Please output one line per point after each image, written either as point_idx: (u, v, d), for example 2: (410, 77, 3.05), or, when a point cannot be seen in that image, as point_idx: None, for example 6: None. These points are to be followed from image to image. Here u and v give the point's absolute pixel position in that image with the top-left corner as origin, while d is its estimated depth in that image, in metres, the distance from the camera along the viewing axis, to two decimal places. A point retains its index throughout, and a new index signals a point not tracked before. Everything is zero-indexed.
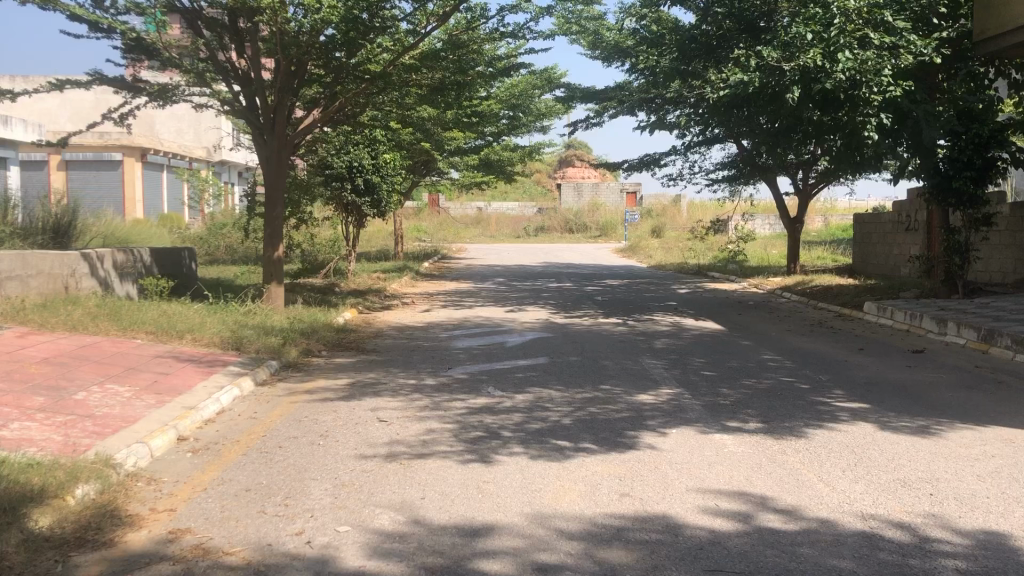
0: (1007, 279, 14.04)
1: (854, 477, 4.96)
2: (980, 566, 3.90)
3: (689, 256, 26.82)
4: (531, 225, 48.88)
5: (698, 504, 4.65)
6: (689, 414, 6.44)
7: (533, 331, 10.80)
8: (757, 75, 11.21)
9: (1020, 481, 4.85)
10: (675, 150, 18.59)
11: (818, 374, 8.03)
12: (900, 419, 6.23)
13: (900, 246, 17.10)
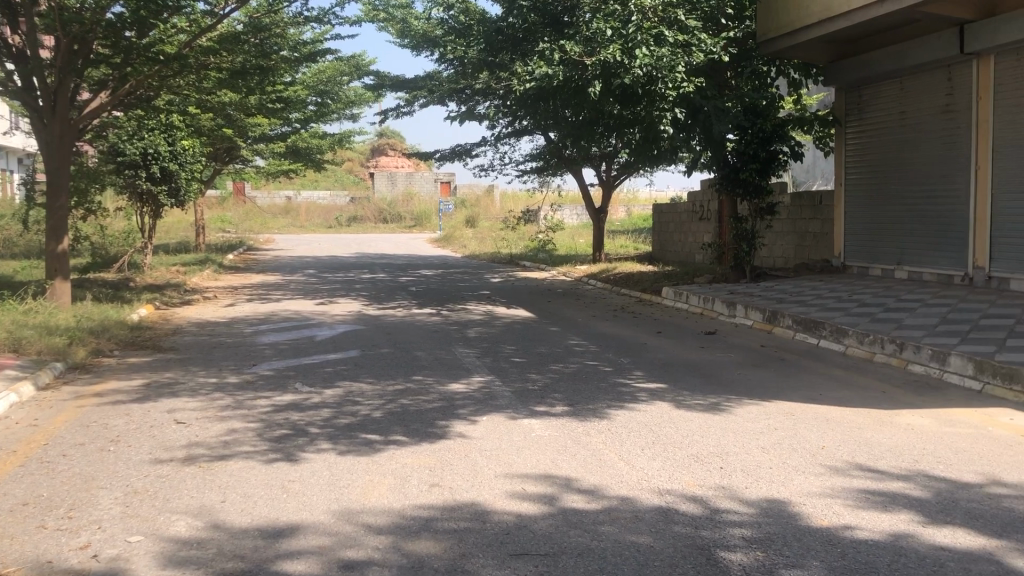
0: (789, 265, 15.30)
1: (652, 455, 5.37)
2: (762, 533, 4.17)
3: (501, 246, 27.33)
4: (345, 215, 48.39)
5: (506, 490, 4.78)
6: (499, 400, 6.79)
7: (343, 323, 10.73)
8: (560, 70, 11.47)
9: (798, 453, 5.41)
10: (486, 141, 18.85)
11: (620, 357, 8.48)
12: (693, 398, 6.84)
13: (694, 234, 18.01)
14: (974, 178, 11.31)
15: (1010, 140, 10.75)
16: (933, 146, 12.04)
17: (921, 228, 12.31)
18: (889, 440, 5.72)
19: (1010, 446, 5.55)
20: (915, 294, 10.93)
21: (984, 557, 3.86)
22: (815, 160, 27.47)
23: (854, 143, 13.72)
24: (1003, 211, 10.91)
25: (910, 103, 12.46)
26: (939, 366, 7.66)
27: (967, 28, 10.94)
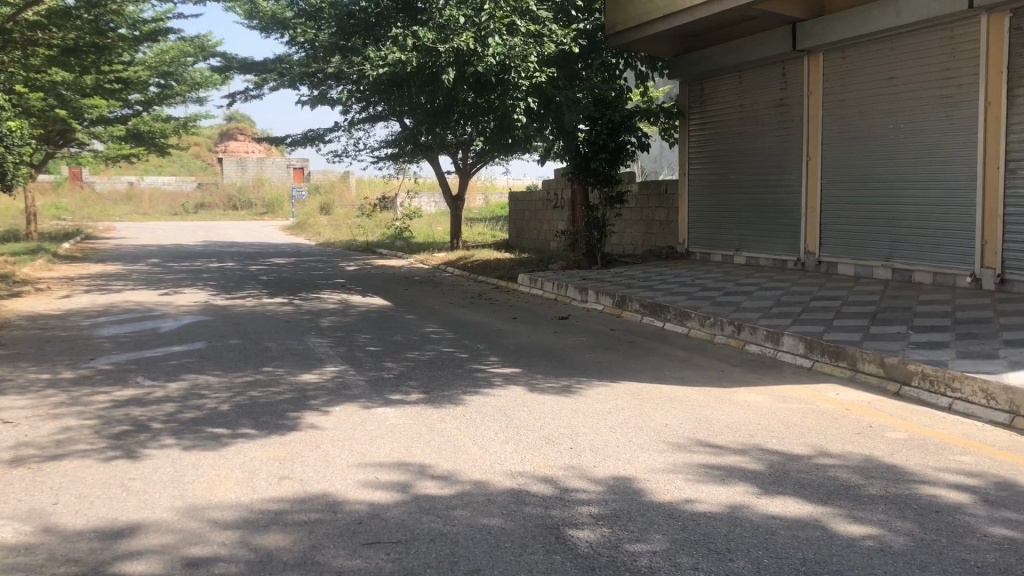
0: (637, 251, 15.86)
1: (504, 439, 5.44)
2: (608, 509, 4.32)
3: (357, 234, 26.99)
4: (191, 202, 46.46)
5: (358, 479, 4.74)
6: (353, 390, 6.72)
7: (189, 314, 10.33)
8: (414, 56, 11.39)
9: (643, 431, 5.61)
10: (340, 126, 18.53)
11: (476, 344, 8.55)
12: (546, 381, 6.98)
13: (549, 222, 18.34)
14: (805, 168, 12.01)
15: (836, 132, 11.48)
16: (769, 137, 12.70)
17: (758, 215, 12.96)
18: (729, 416, 6.02)
19: (834, 419, 5.96)
20: (754, 278, 11.53)
21: (810, 522, 4.14)
22: (662, 150, 28.61)
23: (698, 134, 14.28)
24: (831, 199, 11.64)
25: (748, 96, 13.08)
26: (773, 346, 8.12)
27: (798, 26, 11.57)
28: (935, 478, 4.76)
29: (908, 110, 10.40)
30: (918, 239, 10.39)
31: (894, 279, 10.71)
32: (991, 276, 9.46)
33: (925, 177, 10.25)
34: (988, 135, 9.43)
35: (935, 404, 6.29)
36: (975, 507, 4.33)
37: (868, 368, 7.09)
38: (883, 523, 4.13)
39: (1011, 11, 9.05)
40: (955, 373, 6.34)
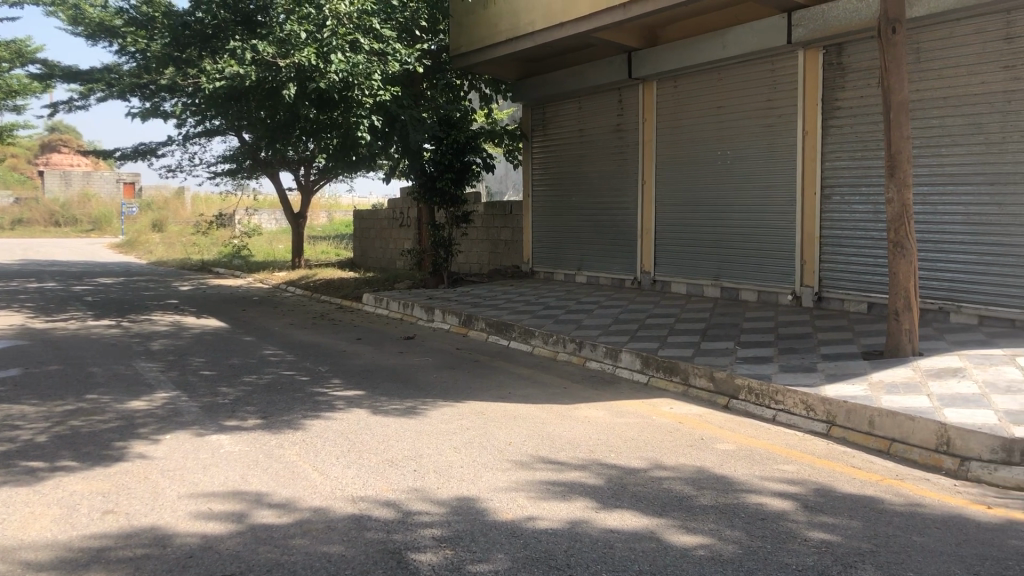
0: (483, 271, 16.01)
1: (346, 463, 5.34)
2: (451, 531, 4.30)
3: (192, 253, 25.89)
4: (6, 217, 43.14)
5: (190, 511, 4.51)
6: (185, 417, 6.40)
7: (3, 338, 9.57)
8: (252, 70, 10.97)
9: (486, 451, 5.63)
10: (174, 140, 17.77)
11: (317, 366, 8.35)
12: (390, 403, 6.90)
13: (394, 241, 18.23)
14: (640, 191, 12.48)
15: (669, 157, 11.99)
16: (607, 160, 13.12)
17: (598, 236, 13.35)
18: (570, 432, 6.14)
19: (669, 432, 6.19)
20: (594, 296, 11.87)
21: (646, 534, 4.27)
22: (506, 171, 29.17)
23: (540, 156, 14.59)
24: (665, 221, 12.14)
25: (588, 121, 13.47)
26: (612, 363, 8.36)
27: (633, 54, 12.05)
28: (760, 486, 5.01)
29: (734, 137, 11.00)
30: (744, 260, 10.97)
31: (723, 297, 11.27)
32: (810, 294, 10.11)
33: (750, 200, 10.86)
34: (805, 163, 10.10)
35: (761, 417, 6.64)
36: (797, 513, 4.59)
37: (700, 382, 7.40)
38: (714, 532, 4.31)
39: (824, 48, 9.76)
40: (778, 386, 6.72)
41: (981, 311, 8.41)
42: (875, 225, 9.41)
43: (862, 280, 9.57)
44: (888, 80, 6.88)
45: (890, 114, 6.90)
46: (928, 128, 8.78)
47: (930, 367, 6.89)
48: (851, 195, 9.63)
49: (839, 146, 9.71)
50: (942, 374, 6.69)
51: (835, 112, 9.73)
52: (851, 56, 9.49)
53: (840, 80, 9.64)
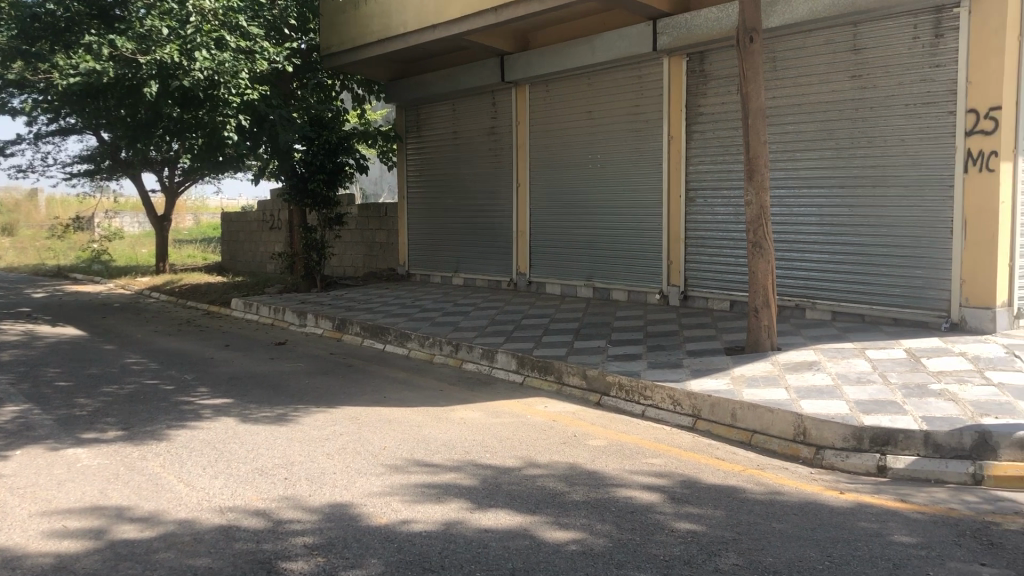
0: (358, 274, 15.83)
1: (214, 474, 5.17)
2: (324, 538, 4.22)
3: (47, 258, 24.51)
4: None
5: (43, 529, 4.28)
6: (37, 431, 6.06)
7: None
8: (110, 66, 10.48)
9: (360, 456, 5.57)
10: (25, 139, 16.77)
11: (183, 374, 8.05)
12: (260, 411, 6.73)
13: (264, 244, 17.78)
14: (514, 193, 12.61)
15: (541, 160, 12.16)
16: (480, 163, 13.19)
17: (472, 238, 13.41)
18: (445, 434, 6.14)
19: (542, 430, 6.27)
20: (470, 298, 11.91)
21: (519, 532, 4.31)
22: (381, 173, 29.05)
23: (414, 158, 14.53)
24: (538, 223, 12.30)
25: (462, 123, 13.50)
26: (488, 364, 8.41)
27: (505, 58, 12.17)
28: (630, 480, 5.15)
29: (603, 141, 11.25)
30: (615, 261, 11.25)
31: (595, 297, 11.52)
32: (677, 293, 10.46)
33: (620, 203, 11.13)
34: (671, 166, 10.43)
35: (631, 412, 6.82)
36: (664, 505, 4.74)
37: (572, 380, 7.54)
38: (586, 527, 4.40)
39: (687, 55, 10.11)
40: (647, 382, 6.92)
41: (833, 307, 8.90)
42: (736, 227, 9.82)
43: (725, 279, 9.96)
44: (747, 87, 7.18)
45: (749, 119, 7.20)
46: (784, 133, 9.22)
47: (787, 361, 7.25)
48: (713, 197, 10.01)
49: (703, 151, 10.07)
50: (798, 367, 7.04)
51: (698, 118, 10.09)
52: (713, 63, 9.86)
53: (703, 87, 10.01)
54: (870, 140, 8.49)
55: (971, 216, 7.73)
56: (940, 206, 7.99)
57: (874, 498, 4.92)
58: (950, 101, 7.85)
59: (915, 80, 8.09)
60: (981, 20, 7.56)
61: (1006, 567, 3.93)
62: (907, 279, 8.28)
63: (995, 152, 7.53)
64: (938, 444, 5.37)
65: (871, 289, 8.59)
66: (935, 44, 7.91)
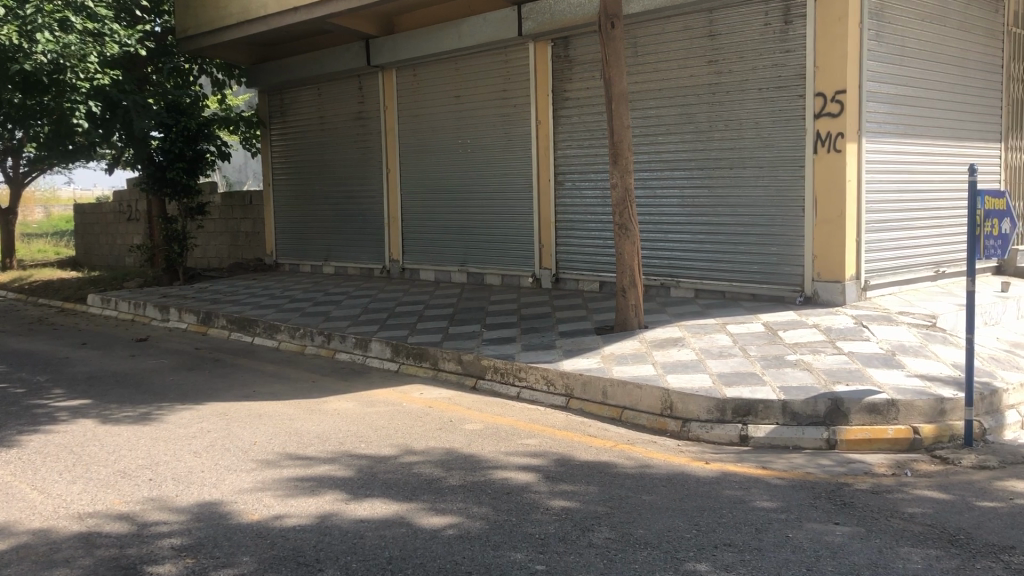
0: (223, 265, 15.33)
1: (71, 479, 4.91)
2: (192, 539, 4.08)
3: None
4: None
5: None
6: None
7: None
8: None
9: (230, 452, 5.41)
10: None
11: (34, 376, 7.60)
12: (120, 411, 6.44)
13: (122, 236, 16.96)
14: (384, 180, 12.46)
15: (410, 145, 12.06)
16: (348, 149, 12.98)
17: (343, 225, 13.19)
18: (319, 426, 6.03)
19: (417, 417, 6.25)
20: (342, 287, 11.73)
21: (395, 520, 4.29)
22: (244, 160, 28.21)
23: (279, 145, 14.15)
24: (409, 209, 12.21)
25: (328, 108, 13.23)
26: (362, 353, 8.30)
27: (371, 42, 12.00)
28: (506, 462, 5.21)
29: (472, 125, 11.27)
30: (487, 245, 11.31)
31: (468, 282, 11.56)
32: (548, 276, 10.61)
33: (491, 187, 11.18)
34: (540, 150, 10.54)
35: (506, 395, 6.88)
36: (539, 484, 4.82)
37: (448, 366, 7.53)
38: (462, 510, 4.42)
39: (552, 41, 10.23)
40: (521, 364, 6.99)
41: (696, 285, 9.21)
42: (602, 209, 10.02)
43: (594, 261, 10.17)
44: (609, 72, 7.32)
45: (612, 104, 7.36)
46: (646, 118, 9.45)
47: (654, 338, 7.47)
48: (581, 180, 10.18)
49: (570, 135, 10.22)
50: (664, 344, 7.26)
51: (564, 103, 10.23)
52: (577, 49, 10.01)
53: (568, 72, 10.14)
54: (727, 124, 8.80)
55: (821, 195, 8.14)
56: (792, 186, 8.39)
57: (737, 466, 5.15)
58: (800, 85, 8.23)
59: (767, 66, 8.45)
60: (826, 9, 7.96)
61: (857, 525, 4.19)
62: (764, 257, 8.66)
63: (841, 133, 7.95)
64: (795, 412, 5.66)
65: (730, 267, 8.94)
66: (785, 30, 8.27)
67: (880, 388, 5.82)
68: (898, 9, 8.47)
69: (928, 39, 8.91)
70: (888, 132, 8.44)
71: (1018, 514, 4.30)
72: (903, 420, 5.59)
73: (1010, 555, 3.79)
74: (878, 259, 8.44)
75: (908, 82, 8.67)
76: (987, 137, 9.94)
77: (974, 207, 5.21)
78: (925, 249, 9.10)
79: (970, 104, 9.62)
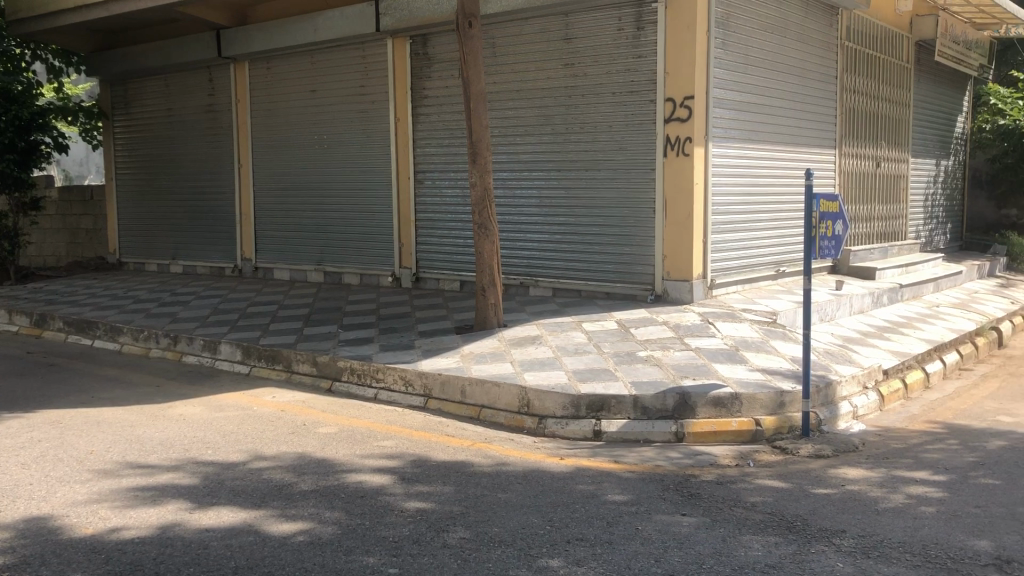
0: (61, 264, 14.43)
1: None
2: (16, 557, 3.79)
3: None
4: None
5: None
6: None
7: None
8: None
9: (63, 463, 5.08)
10: None
11: None
12: None
13: None
14: (237, 176, 12.04)
15: (265, 141, 11.70)
16: (198, 143, 12.47)
17: (193, 222, 12.66)
18: (162, 433, 5.75)
19: (269, 421, 6.05)
20: (191, 287, 11.26)
21: (242, 529, 4.13)
22: (86, 153, 26.75)
23: (123, 137, 13.45)
24: (263, 206, 11.85)
25: (176, 100, 12.68)
26: (211, 355, 7.98)
27: (222, 33, 11.56)
28: (360, 465, 5.11)
29: (330, 122, 11.04)
30: (345, 244, 11.10)
31: (325, 282, 11.31)
32: (408, 275, 10.53)
33: (349, 185, 10.98)
34: (399, 148, 10.43)
35: (362, 396, 6.76)
36: (394, 486, 4.75)
37: (302, 368, 7.34)
38: (314, 516, 4.30)
39: (410, 38, 10.16)
40: (377, 365, 6.89)
41: (554, 284, 9.34)
42: (461, 209, 10.02)
43: (453, 260, 10.15)
44: (467, 71, 7.32)
45: (470, 102, 7.35)
46: (504, 118, 9.51)
47: (512, 337, 7.51)
48: (440, 179, 10.14)
49: (429, 133, 10.16)
50: (521, 342, 7.32)
51: (423, 101, 10.16)
52: (436, 47, 9.97)
53: (426, 69, 10.09)
54: (582, 126, 8.97)
55: (671, 196, 8.40)
56: (645, 187, 8.63)
57: (590, 461, 5.24)
58: (651, 90, 8.48)
59: (620, 70, 8.65)
60: (675, 16, 8.24)
61: (702, 515, 4.32)
62: (618, 256, 8.86)
63: (689, 138, 8.25)
64: (645, 407, 5.81)
65: (586, 267, 9.11)
66: (637, 36, 8.50)
67: (724, 382, 6.07)
68: (742, 20, 8.84)
69: (769, 49, 9.35)
70: (732, 137, 8.81)
71: (849, 499, 4.55)
72: (746, 412, 5.84)
73: (842, 539, 4.00)
74: (723, 259, 8.81)
75: (751, 91, 9.07)
76: (822, 144, 10.53)
77: (810, 209, 5.48)
78: (766, 249, 9.56)
79: (807, 112, 10.16)
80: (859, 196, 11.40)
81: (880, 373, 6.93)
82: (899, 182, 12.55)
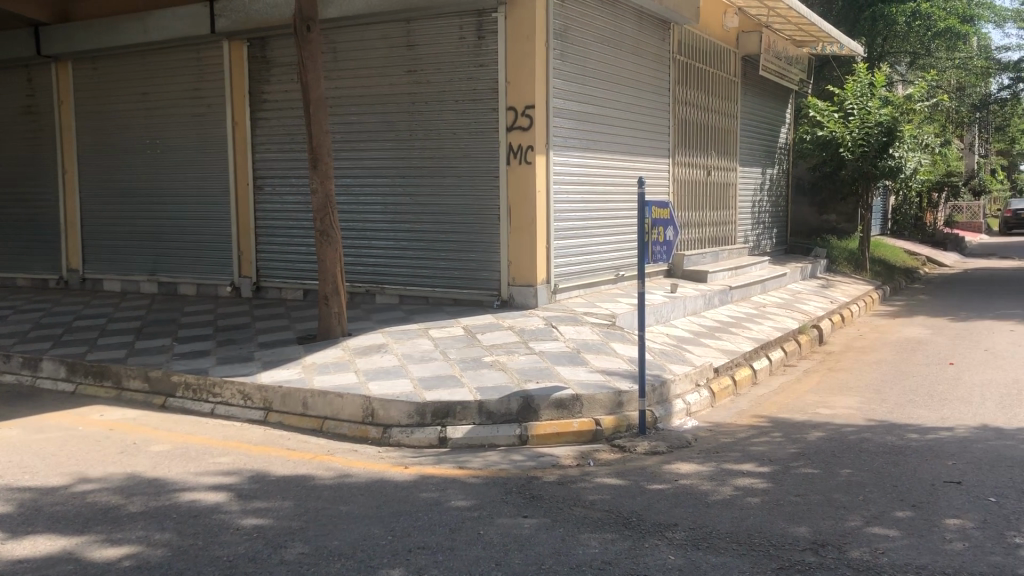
0: None
1: None
2: None
3: None
4: None
5: None
6: None
7: None
8: None
9: None
10: None
11: None
12: None
13: None
14: (60, 182, 11.34)
15: (92, 145, 11.08)
16: (16, 147, 11.66)
17: (12, 232, 11.82)
18: None
19: (95, 442, 5.73)
20: (10, 301, 10.50)
21: (61, 557, 3.88)
22: None
23: None
24: (92, 214, 11.21)
25: None
26: (31, 374, 7.48)
27: (41, 30, 10.87)
28: (194, 483, 4.91)
29: (163, 126, 10.58)
30: (182, 253, 10.66)
31: (160, 292, 10.81)
32: (248, 284, 10.22)
33: (185, 191, 10.56)
34: (236, 154, 10.12)
35: (198, 412, 6.51)
36: (230, 504, 4.59)
37: (132, 384, 6.98)
38: (142, 539, 4.10)
39: (247, 41, 9.89)
40: (214, 379, 6.64)
41: (400, 291, 9.28)
42: (304, 215, 9.81)
43: (297, 268, 9.92)
44: (307, 76, 7.18)
45: (310, 107, 7.22)
46: (347, 124, 9.38)
47: (356, 345, 7.42)
48: (282, 185, 9.90)
49: (268, 138, 9.90)
50: (366, 351, 7.24)
51: (262, 105, 9.89)
52: (275, 50, 9.74)
53: (265, 73, 9.84)
54: (426, 133, 8.97)
55: (515, 202, 8.54)
56: (488, 195, 8.72)
57: (434, 468, 5.24)
58: (493, 98, 8.59)
59: (463, 77, 8.72)
60: (515, 27, 8.39)
61: (543, 517, 4.40)
62: (465, 262, 8.91)
63: (531, 146, 8.41)
64: (490, 411, 5.87)
65: (432, 274, 9.11)
66: (478, 45, 8.59)
67: (565, 384, 6.21)
68: (580, 32, 9.09)
69: (605, 61, 9.66)
70: (572, 146, 9.03)
71: (681, 494, 4.75)
72: (587, 413, 6.01)
73: (673, 532, 4.17)
74: (565, 265, 9.02)
75: (589, 101, 9.34)
76: (657, 153, 10.98)
77: (643, 215, 5.74)
78: (606, 255, 9.87)
79: (642, 121, 10.55)
80: (693, 203, 11.95)
81: (711, 371, 7.26)
82: (729, 189, 13.22)
